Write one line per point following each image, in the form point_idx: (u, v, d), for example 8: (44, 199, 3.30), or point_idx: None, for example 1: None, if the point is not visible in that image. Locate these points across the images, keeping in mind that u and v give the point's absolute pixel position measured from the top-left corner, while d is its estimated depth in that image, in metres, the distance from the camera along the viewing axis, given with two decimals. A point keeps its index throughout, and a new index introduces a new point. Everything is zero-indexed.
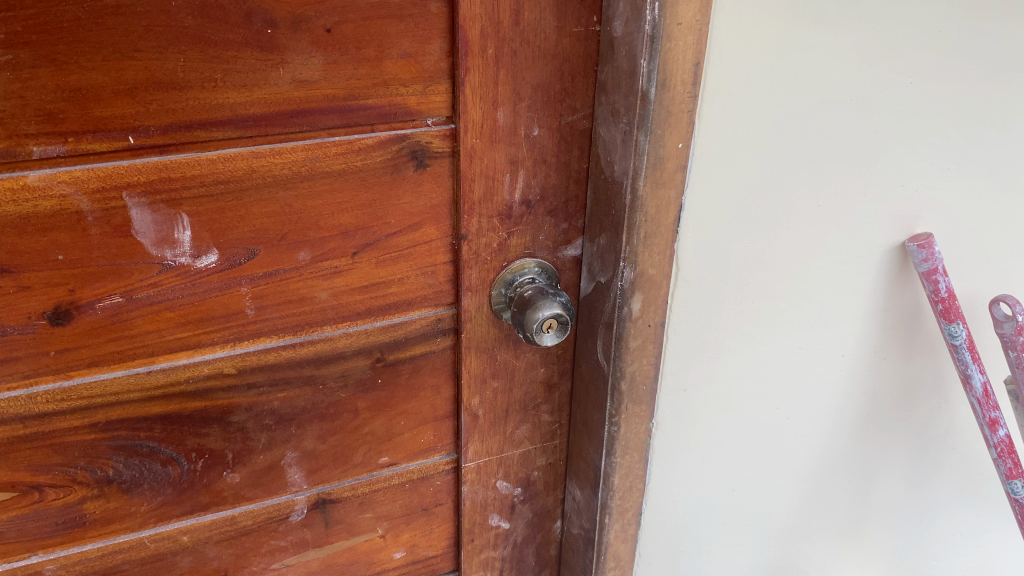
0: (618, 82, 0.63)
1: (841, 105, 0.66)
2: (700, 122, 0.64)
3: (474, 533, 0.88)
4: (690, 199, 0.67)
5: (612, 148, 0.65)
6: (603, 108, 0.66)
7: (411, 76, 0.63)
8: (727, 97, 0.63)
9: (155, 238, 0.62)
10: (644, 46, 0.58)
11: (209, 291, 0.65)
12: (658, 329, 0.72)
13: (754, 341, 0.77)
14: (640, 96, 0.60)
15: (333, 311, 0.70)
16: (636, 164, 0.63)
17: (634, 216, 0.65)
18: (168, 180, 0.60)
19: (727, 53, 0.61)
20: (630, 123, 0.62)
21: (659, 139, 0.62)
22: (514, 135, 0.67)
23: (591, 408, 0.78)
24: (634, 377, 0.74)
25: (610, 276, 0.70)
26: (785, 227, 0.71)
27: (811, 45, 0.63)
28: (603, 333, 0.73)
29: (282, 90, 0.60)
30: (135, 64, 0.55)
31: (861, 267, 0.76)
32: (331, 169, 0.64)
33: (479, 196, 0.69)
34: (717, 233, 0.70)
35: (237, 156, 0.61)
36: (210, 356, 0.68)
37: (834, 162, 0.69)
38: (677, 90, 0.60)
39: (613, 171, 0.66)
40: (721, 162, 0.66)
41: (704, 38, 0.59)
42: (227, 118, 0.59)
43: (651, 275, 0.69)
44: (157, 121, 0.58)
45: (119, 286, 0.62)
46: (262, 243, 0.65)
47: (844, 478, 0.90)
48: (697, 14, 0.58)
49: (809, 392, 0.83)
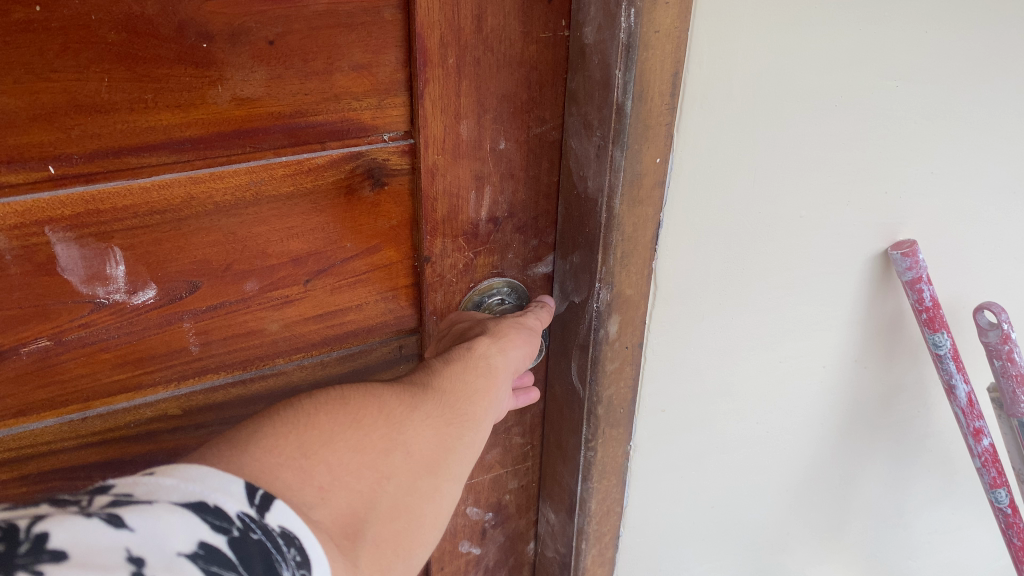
0: (589, 92, 0.58)
1: (825, 112, 0.62)
2: (679, 135, 0.59)
3: (444, 561, 0.84)
4: (669, 217, 0.63)
5: (584, 162, 0.61)
6: (573, 119, 0.61)
7: (366, 89, 0.57)
8: (709, 108, 0.58)
9: (84, 275, 0.56)
10: (619, 56, 0.53)
11: (148, 329, 0.59)
12: (636, 351, 0.68)
13: (736, 355, 0.74)
14: (616, 109, 0.55)
15: (287, 343, 0.65)
16: (612, 181, 0.58)
17: (610, 236, 0.60)
18: (96, 212, 0.54)
19: (710, 61, 0.56)
20: (604, 137, 0.57)
21: (636, 154, 0.57)
22: (479, 149, 0.62)
23: (565, 432, 0.74)
24: (611, 401, 0.70)
25: (584, 296, 0.65)
26: (766, 241, 0.67)
27: (797, 49, 0.58)
28: (577, 356, 0.68)
29: (221, 109, 0.54)
30: (52, 86, 0.49)
31: (844, 276, 0.73)
32: (279, 192, 0.58)
33: (443, 215, 0.64)
34: (697, 249, 0.66)
35: (173, 183, 0.55)
36: (152, 397, 0.63)
37: (818, 171, 0.65)
38: (655, 102, 0.56)
39: (586, 187, 0.61)
40: (702, 176, 0.62)
41: (683, 47, 0.55)
42: (161, 141, 0.53)
43: (628, 295, 0.64)
44: (81, 148, 0.52)
45: (46, 329, 0.56)
46: (205, 275, 0.59)
47: (824, 487, 0.87)
48: (675, 20, 0.53)
49: (789, 404, 0.79)
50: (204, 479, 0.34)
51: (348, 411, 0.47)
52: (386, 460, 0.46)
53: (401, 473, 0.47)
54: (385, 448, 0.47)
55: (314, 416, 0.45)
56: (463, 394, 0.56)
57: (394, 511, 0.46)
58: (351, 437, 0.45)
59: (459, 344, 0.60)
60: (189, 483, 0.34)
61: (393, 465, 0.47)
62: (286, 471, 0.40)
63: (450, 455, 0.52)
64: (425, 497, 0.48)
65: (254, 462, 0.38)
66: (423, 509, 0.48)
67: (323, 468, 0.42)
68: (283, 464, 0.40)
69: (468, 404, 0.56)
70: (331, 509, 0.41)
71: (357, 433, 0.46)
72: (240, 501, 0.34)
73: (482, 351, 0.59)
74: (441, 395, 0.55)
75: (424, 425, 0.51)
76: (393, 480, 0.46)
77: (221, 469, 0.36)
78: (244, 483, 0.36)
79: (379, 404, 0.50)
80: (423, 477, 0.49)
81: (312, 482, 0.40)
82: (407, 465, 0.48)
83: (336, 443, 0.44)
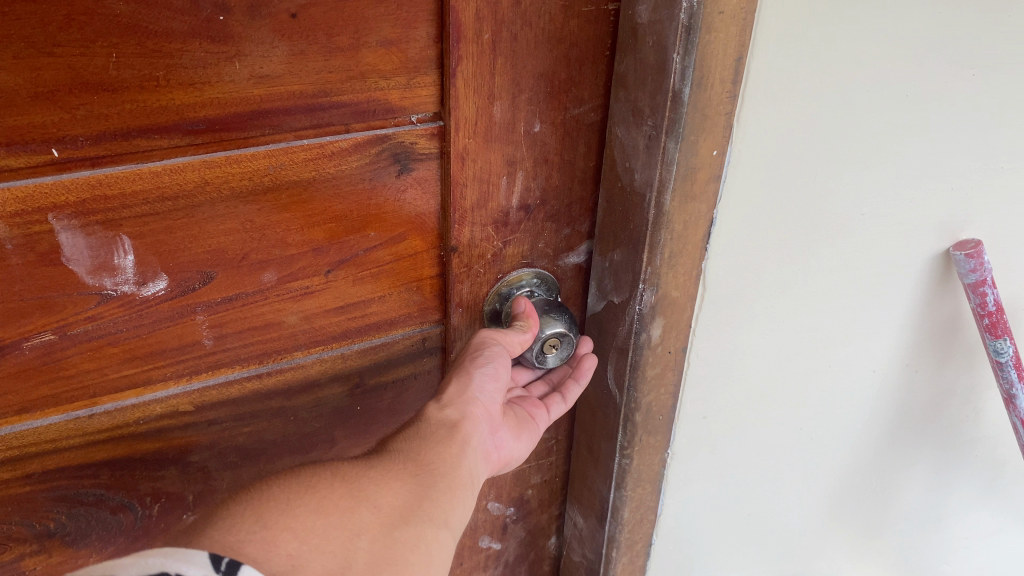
0: (641, 78, 0.54)
1: (894, 103, 0.58)
2: (738, 126, 0.54)
3: (463, 557, 0.81)
4: (724, 213, 0.58)
5: (631, 154, 0.57)
6: (621, 105, 0.57)
7: (393, 67, 0.53)
8: (771, 98, 0.54)
9: (91, 265, 0.52)
10: (678, 39, 0.49)
11: (158, 321, 0.56)
12: (679, 355, 0.65)
13: (781, 360, 0.70)
14: (671, 96, 0.51)
15: (305, 336, 0.61)
16: (663, 175, 0.54)
17: (658, 234, 0.57)
18: (103, 197, 0.50)
19: (776, 48, 0.52)
20: (656, 127, 0.53)
21: (692, 146, 0.53)
22: (513, 133, 0.58)
23: (598, 437, 0.71)
24: (650, 408, 0.67)
25: (625, 297, 0.62)
26: (821, 239, 0.63)
27: (870, 35, 0.53)
28: (614, 358, 0.65)
29: (238, 87, 0.50)
30: (55, 62, 0.45)
31: (899, 278, 0.69)
32: (299, 177, 0.54)
33: (472, 202, 0.60)
34: (749, 246, 0.61)
35: (187, 167, 0.51)
36: (163, 394, 0.59)
37: (882, 167, 0.61)
38: (715, 89, 0.51)
39: (633, 180, 0.57)
40: (760, 172, 0.58)
41: (748, 29, 0.50)
42: (174, 123, 0.49)
43: (674, 297, 0.61)
44: (87, 130, 0.47)
45: (50, 322, 0.53)
46: (220, 265, 0.55)
47: (862, 493, 0.84)
48: (742, 1, 0.49)
49: (834, 406, 0.76)
50: (165, 554, 0.39)
51: (306, 480, 0.53)
52: (351, 519, 0.51)
53: (371, 528, 0.51)
54: (349, 507, 0.51)
55: (269, 491, 0.51)
56: (429, 444, 0.60)
57: (376, 564, 0.49)
58: (310, 504, 0.50)
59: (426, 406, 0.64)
60: (150, 558, 0.39)
61: (360, 522, 0.51)
62: (249, 546, 0.45)
63: (426, 501, 0.55)
64: (407, 545, 0.51)
65: (214, 541, 0.43)
66: (408, 554, 0.50)
67: (287, 537, 0.47)
68: (242, 540, 0.45)
69: (438, 454, 0.59)
70: (304, 572, 0.45)
71: (317, 499, 0.51)
72: (203, 567, 0.39)
73: (436, 413, 0.62)
74: (403, 452, 0.59)
75: (387, 479, 0.55)
76: (364, 535, 0.50)
77: (183, 548, 0.41)
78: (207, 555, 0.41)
79: (335, 472, 0.55)
80: (400, 526, 0.52)
81: (279, 550, 0.45)
82: (377, 520, 0.52)
83: (297, 510, 0.49)
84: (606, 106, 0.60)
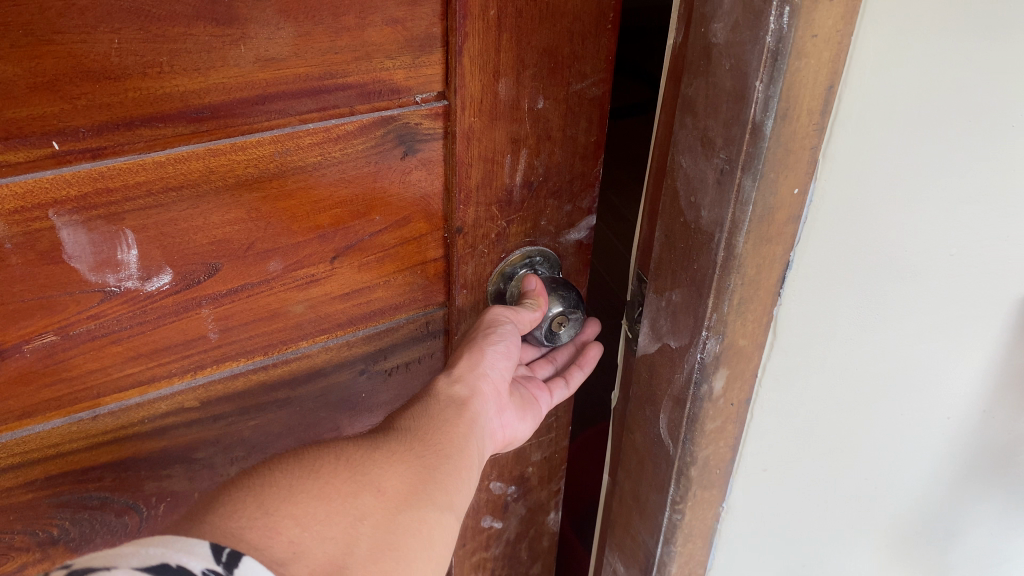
0: (713, 104, 0.48)
1: (992, 131, 0.51)
2: (825, 161, 0.49)
3: (466, 538, 0.81)
4: (801, 256, 0.53)
5: (697, 188, 0.51)
6: (686, 132, 0.51)
7: (399, 46, 0.52)
8: (863, 132, 0.48)
9: (92, 262, 0.50)
10: (762, 64, 0.44)
11: (163, 316, 0.54)
12: (741, 408, 0.60)
13: (848, 408, 0.64)
14: (751, 129, 0.46)
15: (311, 324, 0.60)
16: (735, 215, 0.49)
17: (727, 278, 0.51)
18: (106, 191, 0.48)
19: (871, 74, 0.46)
20: (730, 161, 0.48)
21: (770, 184, 0.48)
22: (517, 110, 0.57)
23: (646, 487, 0.67)
24: (707, 462, 0.62)
25: (684, 342, 0.56)
26: (904, 283, 0.57)
27: (971, 58, 0.47)
28: (668, 407, 0.60)
29: (244, 71, 0.48)
30: (55, 50, 0.43)
31: (986, 320, 0.62)
32: (305, 163, 0.53)
33: (477, 181, 0.59)
34: (824, 288, 0.55)
35: (191, 156, 0.49)
36: (168, 391, 0.57)
37: (977, 203, 0.54)
38: (801, 121, 0.46)
39: (698, 217, 0.52)
40: (844, 211, 0.52)
41: (841, 55, 0.45)
42: (178, 111, 0.47)
43: (741, 346, 0.55)
44: (89, 120, 0.45)
45: (52, 323, 0.50)
46: (225, 256, 0.54)
47: (923, 543, 0.76)
48: (838, 22, 0.43)
49: (903, 459, 0.69)
50: (167, 544, 0.38)
51: (305, 464, 0.50)
52: (354, 504, 0.48)
53: (374, 513, 0.48)
54: (352, 491, 0.49)
55: (270, 476, 0.48)
56: (430, 426, 0.58)
57: (379, 551, 0.46)
58: (312, 488, 0.48)
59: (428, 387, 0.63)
60: (151, 549, 0.37)
61: (362, 507, 0.48)
62: (250, 533, 0.42)
63: (428, 485, 0.53)
64: (409, 530, 0.49)
65: (215, 529, 0.41)
66: (409, 540, 0.48)
67: (288, 523, 0.44)
68: (245, 527, 0.42)
69: (440, 436, 0.58)
70: (309, 558, 0.43)
71: (319, 484, 0.48)
72: (205, 559, 0.38)
73: (444, 389, 0.62)
74: (405, 435, 0.56)
75: (389, 461, 0.53)
76: (367, 520, 0.48)
77: (185, 538, 0.39)
78: (210, 545, 0.39)
79: (337, 454, 0.52)
80: (402, 511, 0.50)
81: (282, 537, 0.43)
82: (380, 504, 0.49)
83: (298, 495, 0.46)
84: (607, 80, 0.60)
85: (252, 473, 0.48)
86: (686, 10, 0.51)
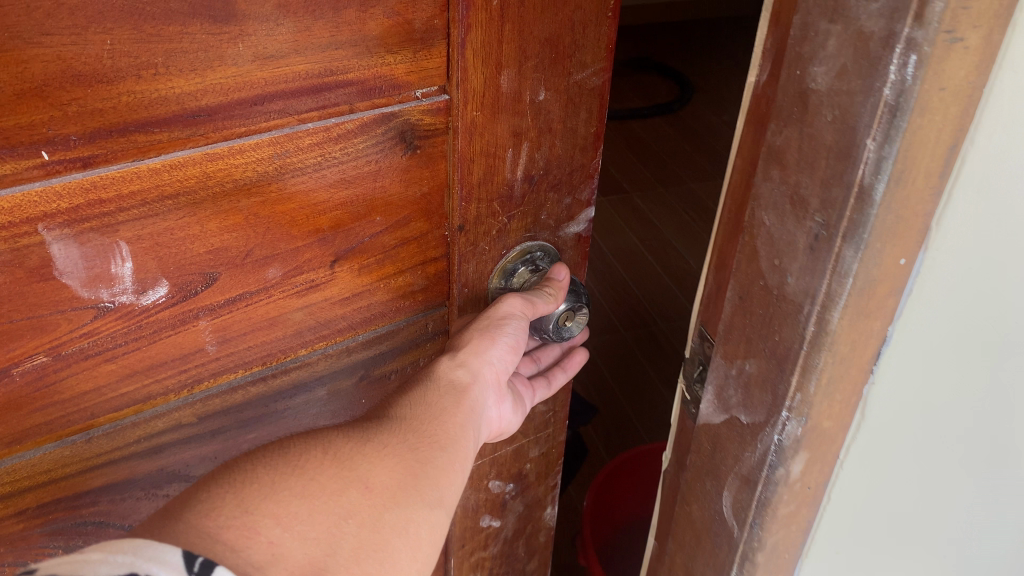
0: (807, 158, 0.42)
1: None
2: (937, 230, 0.43)
3: (465, 538, 0.79)
4: (900, 329, 0.47)
5: (784, 250, 0.45)
6: (773, 187, 0.45)
7: (400, 40, 0.50)
8: (983, 195, 0.42)
9: (85, 277, 0.47)
10: (878, 121, 0.38)
11: (159, 331, 0.51)
12: (818, 490, 0.54)
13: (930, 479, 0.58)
14: (857, 193, 0.40)
15: (310, 331, 0.58)
16: (831, 286, 0.43)
17: (816, 356, 0.45)
18: (98, 202, 0.45)
19: (999, 133, 0.40)
20: (828, 224, 0.42)
21: (875, 255, 0.42)
22: (519, 103, 0.56)
23: (702, 565, 0.61)
24: (776, 547, 0.56)
25: (760, 418, 0.50)
26: (998, 349, 0.52)
27: None
28: (735, 484, 0.54)
29: (242, 70, 0.45)
30: (43, 52, 0.40)
31: None
32: (305, 164, 0.51)
33: (479, 177, 0.57)
34: (920, 360, 0.50)
35: (188, 162, 0.46)
36: (164, 407, 0.55)
37: None
38: (917, 185, 0.40)
39: (783, 283, 0.46)
40: (952, 279, 0.46)
41: (969, 111, 0.39)
42: (174, 114, 0.45)
43: (826, 428, 0.49)
44: (80, 128, 0.42)
45: (42, 343, 0.47)
46: (223, 265, 0.51)
47: None
48: (970, 74, 0.37)
49: (980, 524, 0.64)
50: (137, 550, 0.34)
51: (292, 455, 0.48)
52: (340, 501, 0.46)
53: (360, 511, 0.46)
54: (338, 487, 0.47)
55: (256, 470, 0.46)
56: (427, 416, 0.56)
57: (361, 553, 0.44)
58: (298, 487, 0.45)
59: (427, 367, 0.60)
60: (118, 556, 0.34)
61: (349, 504, 0.46)
62: (227, 534, 0.40)
63: (420, 480, 0.50)
64: (395, 530, 0.47)
65: (192, 530, 0.39)
66: (394, 541, 0.46)
67: (267, 523, 0.42)
68: (222, 528, 0.40)
69: (437, 424, 0.55)
70: (287, 562, 0.41)
71: (304, 479, 0.46)
72: (178, 569, 0.34)
73: (444, 371, 0.59)
74: (400, 424, 0.54)
75: (381, 453, 0.50)
76: (352, 518, 0.46)
77: (156, 542, 0.36)
78: (183, 552, 0.36)
79: (327, 447, 0.49)
80: (389, 509, 0.47)
81: (260, 538, 0.41)
82: (367, 500, 0.47)
83: (281, 492, 0.44)
84: (607, 69, 0.58)
85: (238, 464, 0.46)
86: (777, 50, 0.45)
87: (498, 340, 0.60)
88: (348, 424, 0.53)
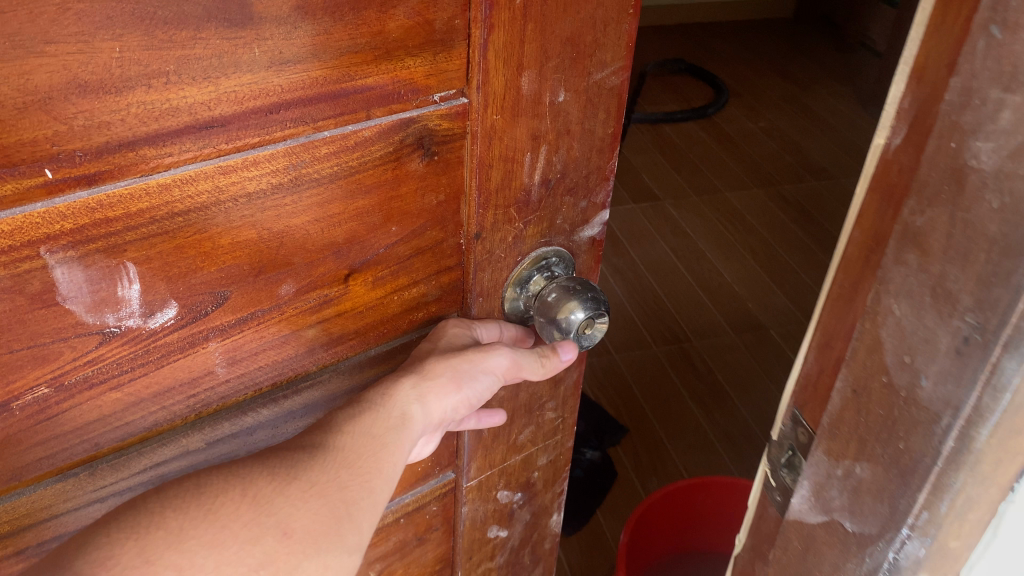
0: (962, 250, 0.39)
1: None
2: None
3: (473, 550, 0.77)
4: None
5: (919, 347, 0.42)
6: (915, 279, 0.42)
7: (420, 41, 0.47)
8: None
9: (90, 302, 0.43)
10: None
11: (167, 354, 0.48)
12: None
13: None
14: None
15: (323, 347, 0.55)
16: (979, 397, 0.39)
17: (953, 471, 0.41)
18: (105, 221, 0.42)
19: None
20: (980, 328, 0.38)
21: None
22: (538, 105, 0.53)
23: None
24: None
25: (873, 527, 0.47)
26: None
27: None
28: None
29: (258, 77, 0.42)
30: (47, 62, 0.36)
31: None
32: (321, 174, 0.48)
33: (497, 183, 0.55)
34: None
35: (200, 176, 0.43)
36: (170, 434, 0.51)
37: None
38: None
39: (917, 385, 0.42)
40: None
41: None
42: (186, 125, 0.41)
43: (952, 549, 0.44)
44: (87, 143, 0.39)
45: (44, 373, 0.44)
46: (235, 283, 0.48)
47: None
48: None
49: None
50: None
51: (207, 491, 0.44)
52: (254, 549, 0.43)
53: (275, 561, 0.43)
54: (254, 534, 0.43)
55: (164, 510, 0.42)
56: (371, 452, 0.51)
57: None
58: (205, 542, 0.42)
59: (382, 382, 0.55)
60: None
61: (263, 552, 0.43)
62: None
63: (346, 524, 0.47)
64: None
65: None
66: None
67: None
68: None
69: (379, 462, 0.51)
70: None
71: (216, 525, 0.43)
72: None
73: (403, 399, 0.55)
74: (339, 458, 0.50)
75: (309, 494, 0.47)
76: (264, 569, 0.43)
77: None
78: None
79: (249, 487, 0.45)
80: (309, 558, 0.44)
81: None
82: (285, 548, 0.44)
83: (187, 540, 0.42)
84: (626, 68, 0.56)
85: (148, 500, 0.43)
86: (917, 112, 0.42)
87: (461, 384, 0.57)
88: (288, 452, 0.48)
